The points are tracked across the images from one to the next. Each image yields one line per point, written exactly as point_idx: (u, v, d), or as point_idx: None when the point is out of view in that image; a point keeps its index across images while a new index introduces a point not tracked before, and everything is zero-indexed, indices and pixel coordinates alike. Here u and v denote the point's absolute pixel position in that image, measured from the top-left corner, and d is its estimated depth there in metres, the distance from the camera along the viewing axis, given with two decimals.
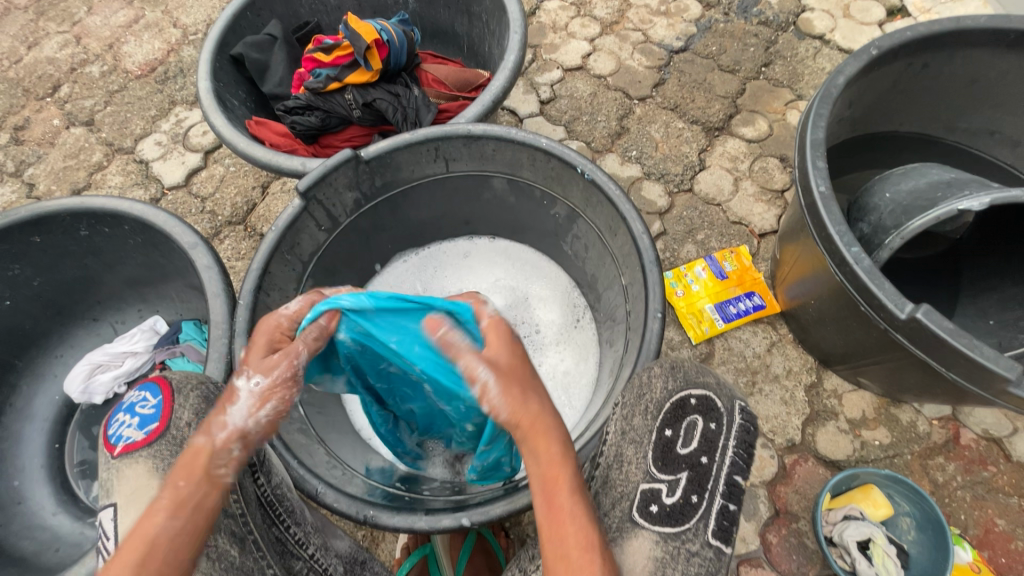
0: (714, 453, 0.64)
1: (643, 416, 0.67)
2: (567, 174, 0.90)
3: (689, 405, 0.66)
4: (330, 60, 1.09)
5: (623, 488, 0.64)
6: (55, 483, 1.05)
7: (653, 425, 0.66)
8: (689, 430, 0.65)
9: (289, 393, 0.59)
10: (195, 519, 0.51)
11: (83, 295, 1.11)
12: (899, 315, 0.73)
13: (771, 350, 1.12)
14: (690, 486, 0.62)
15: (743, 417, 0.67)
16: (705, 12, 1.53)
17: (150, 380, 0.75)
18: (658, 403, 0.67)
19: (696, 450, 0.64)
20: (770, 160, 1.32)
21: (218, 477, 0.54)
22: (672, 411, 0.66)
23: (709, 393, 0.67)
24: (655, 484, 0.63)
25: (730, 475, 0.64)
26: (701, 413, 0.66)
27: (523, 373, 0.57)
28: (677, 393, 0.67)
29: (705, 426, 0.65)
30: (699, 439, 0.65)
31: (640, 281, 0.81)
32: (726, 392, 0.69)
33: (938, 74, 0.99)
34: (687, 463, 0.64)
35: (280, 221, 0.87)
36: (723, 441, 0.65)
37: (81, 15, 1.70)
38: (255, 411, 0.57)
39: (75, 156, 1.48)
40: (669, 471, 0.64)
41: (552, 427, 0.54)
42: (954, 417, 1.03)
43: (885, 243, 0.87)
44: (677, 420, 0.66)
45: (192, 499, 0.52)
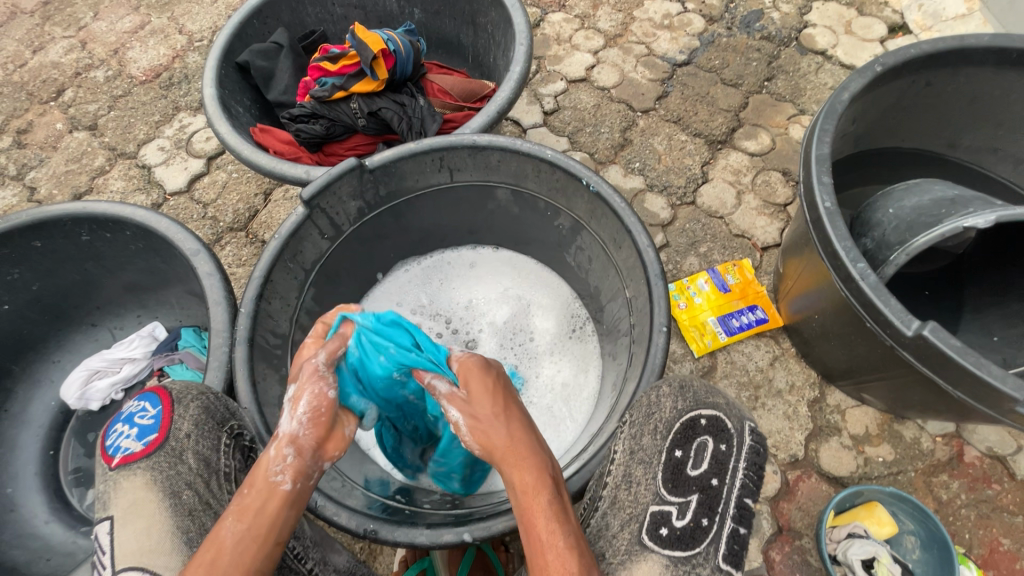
0: (724, 475, 0.64)
1: (652, 436, 0.67)
2: (572, 186, 0.90)
3: (699, 425, 0.67)
4: (336, 69, 1.09)
5: (632, 510, 0.64)
6: (48, 491, 1.04)
7: (662, 445, 0.66)
8: (699, 451, 0.65)
9: (318, 386, 0.64)
10: (258, 521, 0.54)
11: (82, 300, 1.10)
12: (906, 332, 0.72)
13: (774, 364, 1.11)
14: (700, 509, 0.62)
15: (753, 439, 0.67)
16: (708, 26, 1.54)
17: (150, 391, 0.76)
18: (668, 423, 0.67)
19: (707, 472, 0.64)
20: (772, 173, 1.32)
21: (276, 483, 0.57)
22: (682, 430, 0.67)
23: (718, 413, 0.68)
24: (665, 506, 0.63)
25: (740, 498, 0.63)
26: (711, 433, 0.66)
27: (495, 408, 0.63)
28: (687, 413, 0.68)
29: (716, 447, 0.65)
30: (709, 460, 0.65)
31: (645, 294, 0.81)
32: (736, 413, 0.69)
33: (941, 92, 0.99)
34: (698, 486, 0.63)
35: (283, 229, 0.87)
36: (733, 464, 0.65)
37: (87, 21, 1.71)
38: (294, 412, 0.63)
39: (77, 160, 1.47)
40: (679, 493, 0.63)
41: (526, 455, 0.59)
42: (958, 434, 1.03)
43: (890, 259, 0.87)
44: (688, 440, 0.66)
45: (253, 505, 0.55)
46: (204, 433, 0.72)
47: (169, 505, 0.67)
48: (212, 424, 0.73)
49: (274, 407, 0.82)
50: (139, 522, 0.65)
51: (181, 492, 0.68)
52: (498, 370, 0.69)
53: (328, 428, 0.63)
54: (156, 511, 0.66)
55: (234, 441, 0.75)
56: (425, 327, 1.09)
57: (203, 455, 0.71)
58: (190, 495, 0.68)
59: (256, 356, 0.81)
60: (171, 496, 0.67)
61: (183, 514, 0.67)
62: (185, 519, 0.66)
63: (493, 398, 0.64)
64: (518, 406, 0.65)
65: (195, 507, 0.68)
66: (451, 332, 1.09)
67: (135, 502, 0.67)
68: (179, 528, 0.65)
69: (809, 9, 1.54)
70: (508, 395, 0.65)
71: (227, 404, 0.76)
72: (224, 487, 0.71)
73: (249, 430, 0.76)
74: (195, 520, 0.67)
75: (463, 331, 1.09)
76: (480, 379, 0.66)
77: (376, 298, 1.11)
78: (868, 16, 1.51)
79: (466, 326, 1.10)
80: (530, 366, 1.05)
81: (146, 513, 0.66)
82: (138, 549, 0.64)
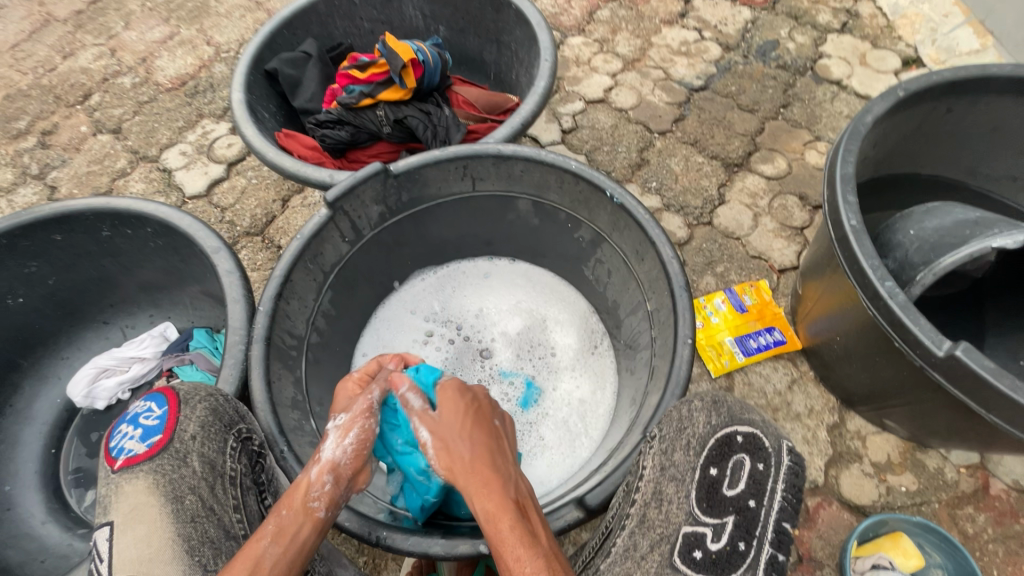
0: (762, 496, 0.62)
1: (685, 452, 0.65)
2: (595, 198, 0.91)
3: (736, 443, 0.65)
4: (365, 77, 1.12)
5: (663, 530, 0.62)
6: (47, 490, 1.01)
7: (696, 462, 0.64)
8: (736, 470, 0.63)
9: (366, 421, 0.71)
10: (293, 544, 0.57)
11: (96, 297, 1.10)
12: (937, 353, 0.71)
13: (793, 387, 1.09)
14: (736, 531, 0.60)
15: (792, 459, 0.64)
16: (724, 54, 1.57)
17: (156, 392, 0.74)
18: (701, 439, 0.65)
19: (743, 492, 0.62)
20: (789, 197, 1.32)
21: (312, 509, 0.60)
22: (717, 447, 0.65)
23: (755, 430, 0.66)
24: (698, 527, 0.61)
25: (778, 521, 0.61)
26: (748, 452, 0.64)
27: (460, 429, 0.66)
28: (721, 429, 0.66)
29: (753, 466, 0.63)
30: (746, 481, 0.63)
31: (668, 306, 0.80)
32: (773, 431, 0.66)
33: (962, 119, 1.00)
34: (734, 507, 0.61)
35: (305, 229, 0.86)
36: (770, 485, 0.62)
37: (118, 30, 1.75)
38: (340, 441, 0.68)
39: (100, 162, 1.49)
40: (715, 514, 0.61)
41: (486, 477, 0.60)
42: (983, 466, 1.00)
43: (915, 279, 0.87)
44: (723, 458, 0.64)
45: (290, 528, 0.58)
46: (211, 435, 0.70)
47: (171, 511, 0.64)
48: (219, 427, 0.71)
49: (288, 410, 0.80)
50: (139, 528, 0.63)
51: (184, 497, 0.66)
52: (475, 394, 0.71)
53: (362, 463, 0.69)
54: (158, 518, 0.64)
55: (241, 445, 0.73)
56: (439, 336, 1.08)
57: (209, 459, 0.69)
58: (193, 500, 0.66)
59: (272, 355, 0.80)
60: (173, 501, 0.65)
61: (185, 522, 0.64)
62: (187, 526, 0.64)
63: (459, 419, 0.67)
64: (487, 429, 0.66)
65: (198, 513, 0.65)
66: (466, 342, 1.07)
67: (135, 507, 0.64)
68: (180, 536, 0.63)
69: (824, 40, 1.57)
70: (479, 418, 0.67)
71: (237, 407, 0.74)
72: (229, 492, 0.69)
73: (257, 434, 0.75)
74: (198, 527, 0.64)
75: (477, 340, 1.08)
76: (452, 400, 0.69)
77: (390, 305, 1.10)
78: (881, 50, 1.54)
79: (482, 336, 1.08)
80: (548, 378, 1.03)
81: (147, 518, 0.64)
82: (136, 558, 0.61)
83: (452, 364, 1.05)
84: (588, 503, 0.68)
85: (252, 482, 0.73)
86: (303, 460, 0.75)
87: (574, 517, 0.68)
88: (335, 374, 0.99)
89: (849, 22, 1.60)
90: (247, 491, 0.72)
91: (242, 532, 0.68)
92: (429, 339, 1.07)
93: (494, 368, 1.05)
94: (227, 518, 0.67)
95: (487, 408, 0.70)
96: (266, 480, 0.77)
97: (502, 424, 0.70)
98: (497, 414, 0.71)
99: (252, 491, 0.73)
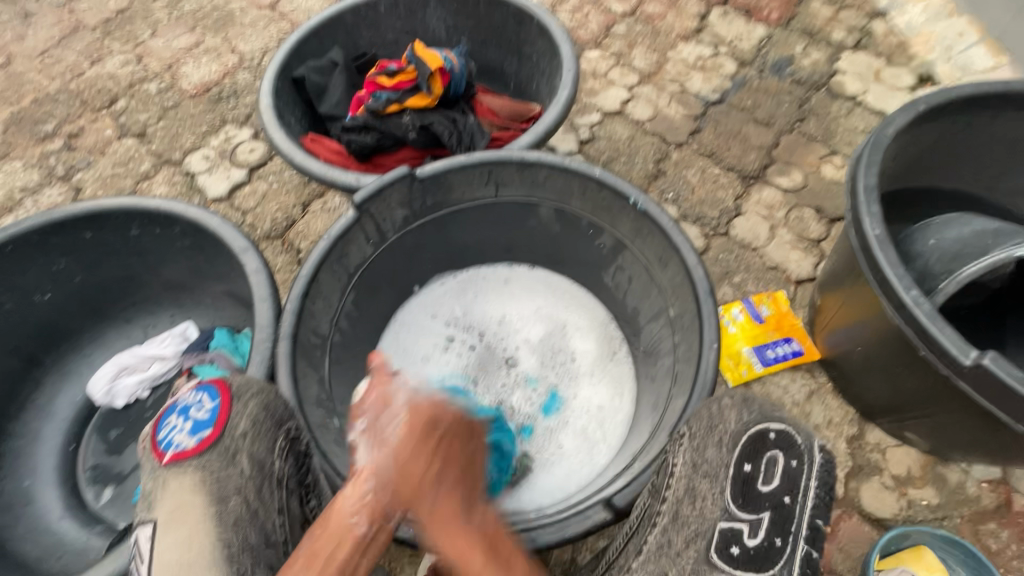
0: (797, 493, 0.63)
1: (717, 448, 0.66)
2: (618, 205, 0.92)
3: (769, 439, 0.66)
4: (392, 83, 1.15)
5: (698, 526, 0.63)
6: (65, 487, 1.02)
7: (730, 460, 0.65)
8: (770, 466, 0.65)
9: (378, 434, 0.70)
10: (326, 568, 0.59)
11: (121, 295, 1.11)
12: (964, 361, 0.72)
13: (811, 399, 1.09)
14: (772, 528, 0.62)
15: (823, 457, 0.65)
16: (740, 69, 1.59)
17: (209, 382, 0.74)
18: (733, 435, 0.66)
19: (779, 489, 0.63)
20: (805, 210, 1.33)
21: (351, 525, 0.62)
22: (751, 443, 0.66)
23: (788, 428, 0.67)
24: (735, 523, 0.62)
25: (813, 518, 0.62)
26: (782, 448, 0.65)
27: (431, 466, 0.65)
28: (754, 426, 0.67)
29: (786, 463, 0.65)
30: (781, 477, 0.64)
31: (693, 312, 0.81)
32: (804, 429, 0.67)
33: (983, 134, 1.01)
34: (770, 503, 0.63)
35: (332, 231, 0.88)
36: (805, 483, 0.64)
37: (145, 38, 1.79)
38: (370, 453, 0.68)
39: (124, 165, 1.52)
40: (750, 510, 0.63)
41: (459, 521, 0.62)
42: (1005, 481, 0.99)
43: (938, 288, 0.87)
44: (757, 454, 0.65)
45: (323, 553, 0.60)
46: (260, 434, 0.71)
47: (214, 512, 0.65)
48: (270, 424, 0.72)
49: (313, 407, 0.82)
50: (182, 530, 0.64)
51: (228, 499, 0.66)
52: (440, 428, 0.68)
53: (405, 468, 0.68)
54: (201, 519, 0.64)
55: (289, 444, 0.73)
56: (460, 341, 1.09)
57: (258, 458, 0.70)
58: (238, 502, 0.66)
59: (298, 353, 0.81)
60: (218, 502, 0.65)
61: (229, 525, 0.64)
62: (230, 531, 0.64)
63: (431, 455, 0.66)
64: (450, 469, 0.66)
65: (242, 516, 0.66)
66: (487, 347, 1.08)
67: (179, 507, 0.65)
68: (220, 541, 0.63)
69: (839, 57, 1.59)
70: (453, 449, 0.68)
71: (287, 404, 0.74)
72: (275, 495, 0.70)
73: (303, 434, 0.76)
74: (240, 532, 0.65)
75: (498, 346, 1.09)
76: (423, 428, 0.68)
77: (411, 308, 1.10)
78: (896, 67, 1.55)
79: (503, 342, 1.09)
80: (567, 387, 1.03)
81: (190, 519, 0.64)
82: (177, 561, 0.62)
83: (473, 369, 1.06)
84: (616, 504, 0.70)
85: (297, 483, 0.74)
86: (334, 459, 0.80)
87: (601, 518, 0.70)
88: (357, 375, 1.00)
89: (863, 39, 1.62)
90: (291, 494, 0.72)
91: (283, 537, 0.68)
92: (450, 345, 1.08)
93: (514, 374, 1.06)
94: (269, 521, 0.68)
95: (459, 434, 0.70)
96: (311, 482, 0.77)
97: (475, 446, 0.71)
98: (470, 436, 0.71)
99: (296, 494, 0.73)
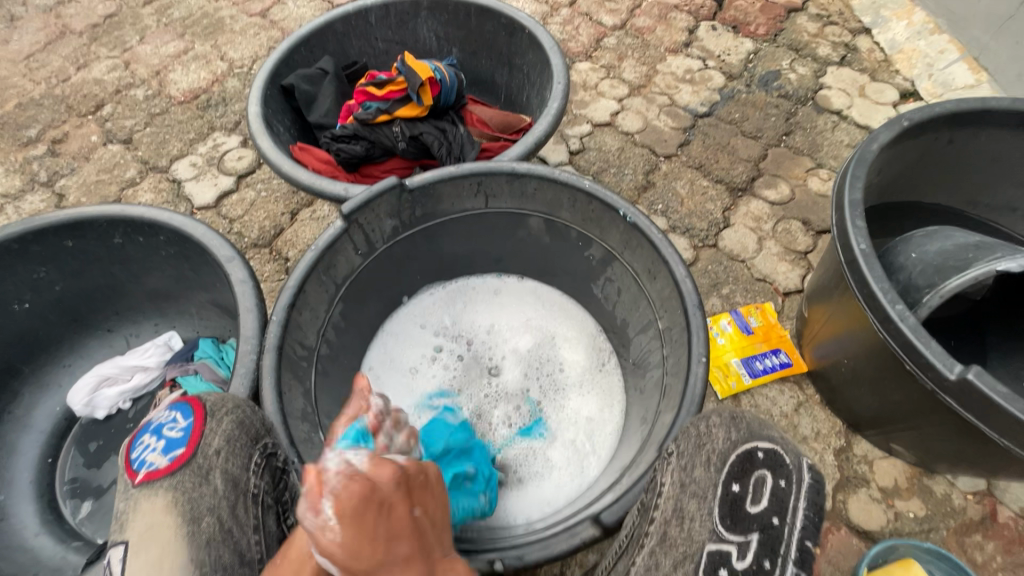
0: (786, 514, 0.61)
1: (706, 467, 0.66)
2: (607, 216, 0.92)
3: (757, 458, 0.65)
4: (382, 93, 1.15)
5: (685, 548, 0.62)
6: (41, 501, 0.99)
7: (718, 478, 0.65)
8: (758, 487, 0.64)
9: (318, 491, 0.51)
10: None
11: (102, 305, 1.09)
12: (949, 375, 0.73)
13: (799, 411, 1.09)
14: (761, 549, 0.60)
15: (812, 477, 0.64)
16: (728, 82, 1.61)
17: (183, 400, 0.73)
18: (722, 454, 0.66)
19: (767, 510, 0.62)
20: (793, 222, 1.35)
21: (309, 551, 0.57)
22: (739, 463, 0.65)
23: (776, 446, 0.66)
24: (723, 545, 0.61)
25: (802, 540, 0.60)
26: (769, 467, 0.64)
27: (374, 550, 0.48)
28: (742, 445, 0.66)
29: (774, 483, 0.64)
30: (769, 497, 0.63)
31: (682, 326, 0.82)
32: (793, 448, 0.67)
33: (963, 150, 1.03)
34: (758, 525, 0.61)
35: (320, 241, 0.87)
36: (793, 502, 0.62)
37: (133, 44, 1.77)
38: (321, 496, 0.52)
39: (109, 171, 1.50)
40: (738, 531, 0.61)
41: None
42: (990, 493, 1.00)
43: (922, 301, 0.88)
44: (745, 474, 0.64)
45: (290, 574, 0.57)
46: (236, 451, 0.69)
47: (186, 533, 0.63)
48: (245, 441, 0.71)
49: (298, 421, 0.80)
50: (151, 551, 0.62)
51: (201, 519, 0.64)
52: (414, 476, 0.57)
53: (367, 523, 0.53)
54: (172, 539, 0.62)
55: (265, 461, 0.73)
56: (448, 352, 1.08)
57: (232, 476, 0.68)
58: (210, 522, 0.64)
59: (283, 365, 0.79)
60: (190, 522, 0.64)
61: (200, 545, 0.63)
62: (202, 551, 0.62)
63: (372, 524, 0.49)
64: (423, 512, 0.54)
65: (214, 536, 0.64)
66: (475, 358, 1.08)
67: (151, 527, 0.63)
68: (194, 561, 0.62)
69: (824, 72, 1.62)
70: (394, 523, 0.50)
71: (263, 420, 0.74)
72: (250, 513, 0.68)
73: (282, 450, 0.74)
74: (212, 551, 0.63)
75: (486, 357, 1.08)
76: (354, 513, 0.49)
77: (399, 319, 1.09)
78: (880, 82, 1.58)
79: (491, 352, 1.08)
80: (556, 398, 1.03)
81: (161, 539, 0.62)
82: None
83: (461, 380, 1.05)
84: (605, 520, 0.69)
85: (273, 500, 0.73)
86: None
87: (589, 535, 0.69)
88: (344, 387, 0.99)
89: (848, 55, 1.65)
90: (267, 510, 0.71)
91: (258, 555, 0.67)
92: (438, 356, 1.07)
93: (503, 385, 1.05)
94: (245, 539, 0.67)
95: (400, 496, 0.52)
96: (288, 498, 0.76)
97: (426, 505, 0.54)
98: (415, 494, 0.53)
99: (273, 511, 0.72)
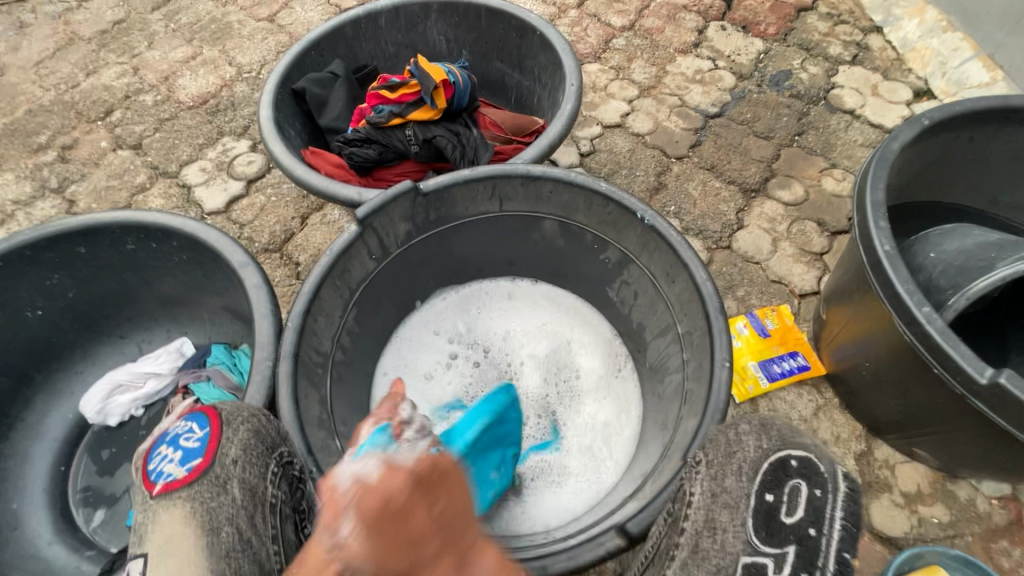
0: (822, 524, 0.60)
1: (737, 477, 0.65)
2: (624, 219, 0.91)
3: (791, 467, 0.64)
4: (395, 97, 1.15)
5: (718, 560, 0.62)
6: (54, 510, 0.98)
7: (749, 488, 0.64)
8: (793, 496, 0.62)
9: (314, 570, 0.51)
10: None
11: (114, 311, 1.09)
12: (980, 379, 0.72)
13: (818, 414, 1.07)
14: (798, 562, 0.59)
15: (849, 485, 0.63)
16: (738, 82, 1.60)
17: (200, 410, 0.72)
18: (754, 463, 0.65)
19: (803, 520, 0.61)
20: (807, 223, 1.33)
21: None
22: (772, 472, 0.64)
23: (809, 454, 0.65)
24: (758, 557, 0.61)
25: (839, 552, 0.59)
26: (804, 477, 0.63)
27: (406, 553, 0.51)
28: (774, 453, 0.66)
29: (810, 492, 0.62)
30: (805, 508, 0.61)
31: (703, 330, 0.81)
32: (826, 455, 0.66)
33: (982, 149, 1.02)
34: (795, 536, 0.60)
35: (335, 246, 0.87)
36: (830, 512, 0.61)
37: (141, 49, 1.77)
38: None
39: (119, 177, 1.50)
40: (774, 543, 0.61)
41: None
42: (1015, 497, 0.98)
43: (948, 303, 0.86)
44: (778, 483, 0.64)
45: None
46: (252, 460, 0.68)
47: (206, 543, 0.63)
48: (261, 450, 0.70)
49: (315, 428, 0.79)
50: (171, 561, 0.62)
51: (220, 529, 0.64)
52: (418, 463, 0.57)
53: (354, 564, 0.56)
54: (189, 551, 0.62)
55: (282, 470, 0.71)
56: (463, 357, 1.07)
57: (249, 485, 0.67)
58: (230, 532, 0.64)
59: (299, 373, 0.79)
60: (208, 534, 0.63)
61: (219, 556, 0.63)
62: (222, 561, 0.62)
63: (402, 530, 0.52)
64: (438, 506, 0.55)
65: (233, 547, 0.64)
66: (490, 364, 1.07)
67: (166, 540, 0.63)
68: (215, 571, 0.62)
69: (836, 71, 1.60)
70: (416, 527, 0.53)
71: (279, 429, 0.73)
72: (267, 523, 0.67)
73: (298, 458, 0.73)
74: (233, 562, 0.63)
75: (501, 362, 1.07)
76: (382, 508, 0.52)
77: (412, 324, 1.08)
78: (892, 81, 1.57)
79: (506, 357, 1.07)
80: (571, 405, 1.02)
81: (180, 550, 0.62)
82: None
83: (475, 386, 1.04)
84: (630, 530, 0.70)
85: (291, 509, 0.72)
86: None
87: (615, 544, 0.69)
88: (358, 394, 0.98)
89: (860, 54, 1.63)
90: (285, 519, 0.71)
91: (277, 565, 0.67)
92: (453, 362, 1.06)
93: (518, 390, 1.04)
94: (263, 549, 0.66)
95: (423, 497, 0.55)
96: (306, 507, 0.76)
97: (449, 500, 0.57)
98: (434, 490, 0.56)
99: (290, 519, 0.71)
